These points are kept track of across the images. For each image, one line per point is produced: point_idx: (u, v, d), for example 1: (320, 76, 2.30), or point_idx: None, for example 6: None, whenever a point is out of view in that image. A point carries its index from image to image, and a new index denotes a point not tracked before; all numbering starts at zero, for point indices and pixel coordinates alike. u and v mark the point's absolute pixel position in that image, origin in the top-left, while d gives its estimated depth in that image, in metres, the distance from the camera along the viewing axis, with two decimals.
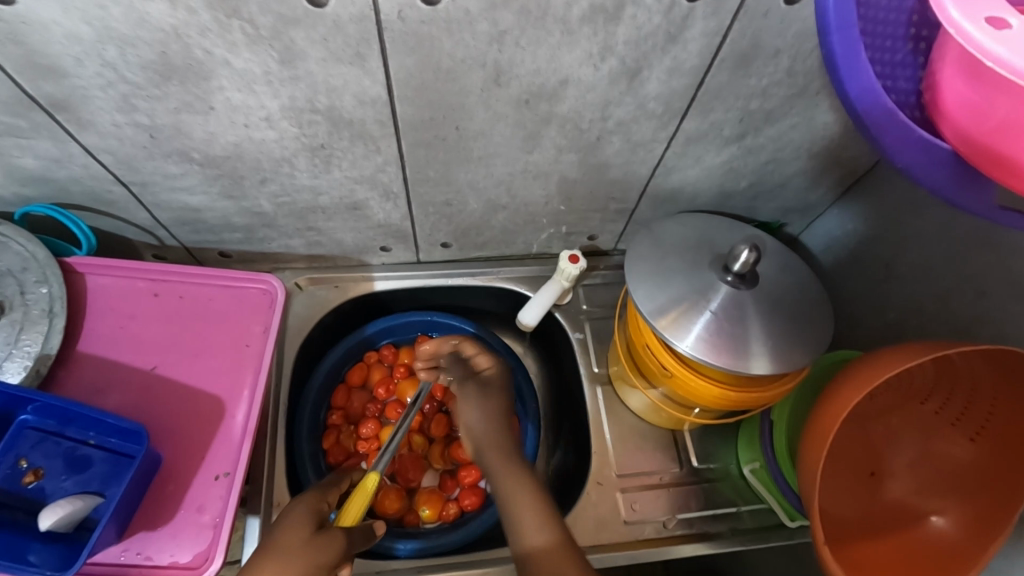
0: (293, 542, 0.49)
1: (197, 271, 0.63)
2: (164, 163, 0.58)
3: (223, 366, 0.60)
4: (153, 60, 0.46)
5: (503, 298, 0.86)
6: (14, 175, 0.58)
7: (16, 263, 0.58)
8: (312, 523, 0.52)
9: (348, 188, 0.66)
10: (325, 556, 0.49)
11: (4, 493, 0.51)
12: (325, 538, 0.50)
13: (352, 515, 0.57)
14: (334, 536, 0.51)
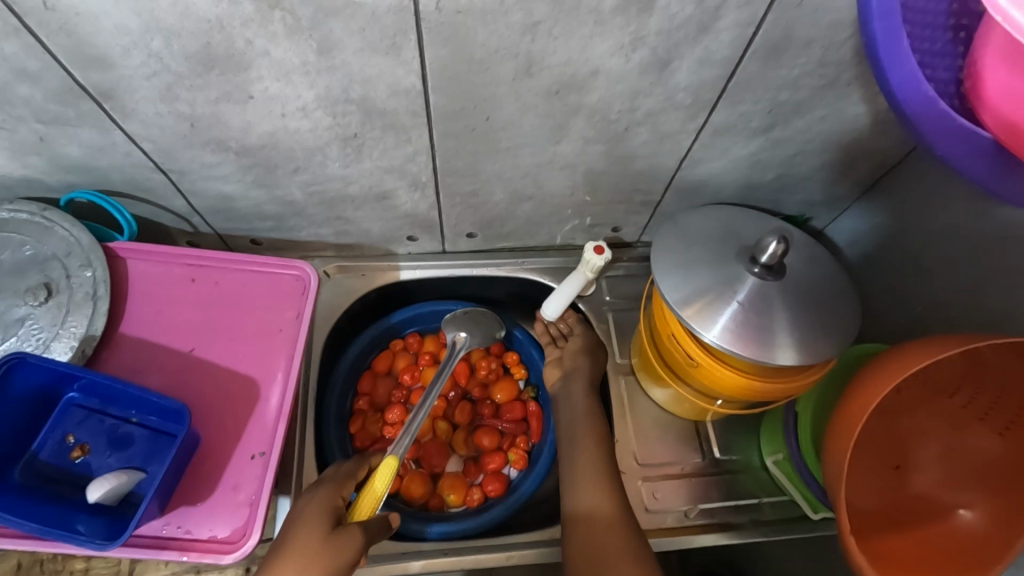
0: (311, 540, 0.51)
1: (231, 257, 0.65)
2: (202, 151, 0.60)
3: (257, 350, 0.62)
4: (196, 50, 0.48)
5: (526, 289, 0.87)
6: (59, 163, 0.60)
7: (61, 247, 0.60)
8: (330, 520, 0.53)
9: (378, 178, 0.67)
10: (343, 555, 0.51)
11: (53, 467, 0.54)
12: (341, 538, 0.52)
13: (366, 509, 0.58)
14: (351, 534, 0.53)
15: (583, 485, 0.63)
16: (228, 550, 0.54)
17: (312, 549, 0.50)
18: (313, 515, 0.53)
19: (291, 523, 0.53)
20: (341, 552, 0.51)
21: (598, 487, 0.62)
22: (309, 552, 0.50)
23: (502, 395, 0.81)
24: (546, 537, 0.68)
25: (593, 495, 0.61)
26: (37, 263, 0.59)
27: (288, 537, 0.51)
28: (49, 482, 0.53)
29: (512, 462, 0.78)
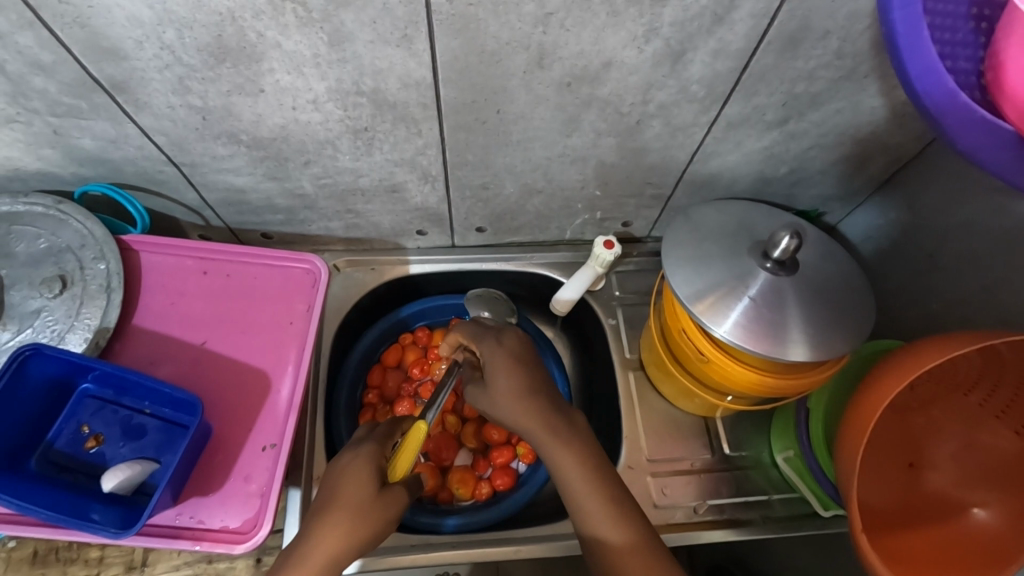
0: (362, 496, 0.51)
1: (242, 250, 0.65)
2: (214, 144, 0.60)
3: (267, 342, 0.62)
4: (209, 42, 0.48)
5: (535, 283, 0.87)
6: (73, 156, 0.61)
7: (75, 240, 0.60)
8: (377, 478, 0.53)
9: (388, 171, 0.67)
10: (392, 511, 0.53)
11: (68, 457, 0.55)
12: (388, 499, 0.53)
13: (404, 467, 0.57)
14: (397, 492, 0.54)
15: (590, 512, 0.51)
16: (240, 540, 0.54)
17: (367, 508, 0.51)
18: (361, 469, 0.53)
19: (336, 476, 0.53)
20: (391, 509, 0.52)
21: (613, 513, 0.51)
22: (362, 509, 0.51)
23: None
24: (554, 531, 0.68)
25: (606, 524, 0.50)
26: (52, 255, 0.60)
27: (337, 491, 0.52)
28: (65, 472, 0.54)
29: (520, 456, 0.78)
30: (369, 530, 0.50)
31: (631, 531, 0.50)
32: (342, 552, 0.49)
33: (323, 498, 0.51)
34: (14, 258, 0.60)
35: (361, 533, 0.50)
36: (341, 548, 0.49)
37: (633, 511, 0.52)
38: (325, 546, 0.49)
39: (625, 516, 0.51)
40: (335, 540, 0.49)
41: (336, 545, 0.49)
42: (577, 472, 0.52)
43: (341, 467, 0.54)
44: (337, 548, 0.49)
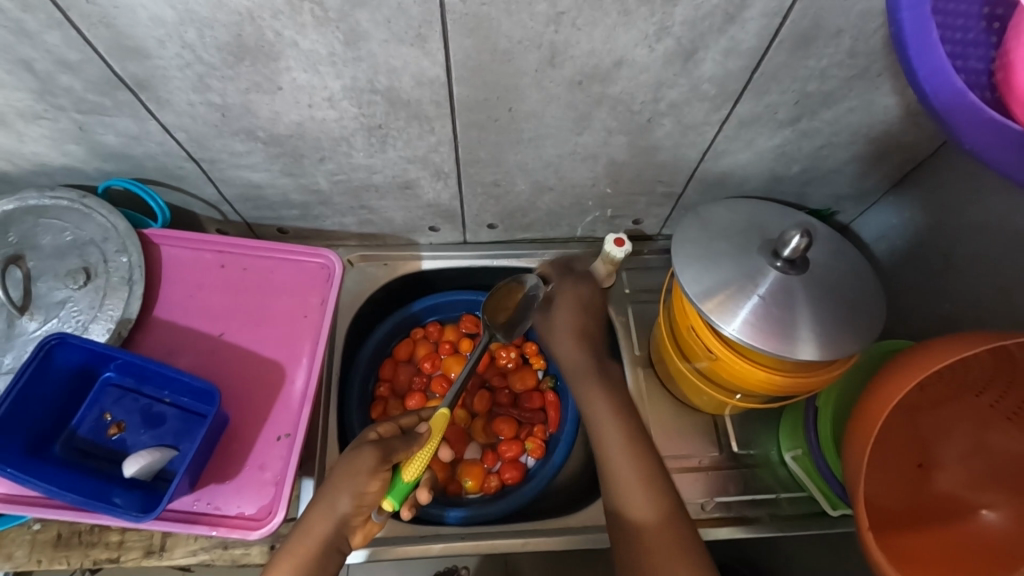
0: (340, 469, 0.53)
1: (259, 244, 0.67)
2: (232, 140, 0.61)
3: (283, 334, 0.63)
4: (228, 41, 0.49)
5: None
6: (97, 151, 0.63)
7: (99, 233, 0.62)
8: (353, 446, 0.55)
9: (401, 168, 0.68)
10: (368, 476, 0.53)
11: (92, 443, 0.56)
12: (356, 456, 0.53)
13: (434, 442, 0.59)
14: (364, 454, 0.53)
15: (626, 496, 0.54)
16: (255, 526, 0.56)
17: (343, 475, 0.52)
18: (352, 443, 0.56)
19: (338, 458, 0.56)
20: (363, 473, 0.52)
21: (646, 493, 0.53)
22: (336, 481, 0.52)
23: (521, 384, 0.82)
24: (561, 525, 0.69)
25: (635, 509, 0.53)
26: (76, 248, 0.62)
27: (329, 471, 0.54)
28: (88, 457, 0.56)
29: (529, 450, 0.79)
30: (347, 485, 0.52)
31: (658, 510, 0.52)
32: (327, 525, 0.52)
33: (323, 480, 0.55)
34: (41, 250, 0.62)
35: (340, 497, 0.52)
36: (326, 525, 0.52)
37: (668, 496, 0.53)
38: (310, 529, 0.52)
39: (658, 498, 0.53)
40: (322, 513, 0.52)
41: (319, 518, 0.52)
42: (618, 443, 0.57)
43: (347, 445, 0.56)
44: (325, 524, 0.52)
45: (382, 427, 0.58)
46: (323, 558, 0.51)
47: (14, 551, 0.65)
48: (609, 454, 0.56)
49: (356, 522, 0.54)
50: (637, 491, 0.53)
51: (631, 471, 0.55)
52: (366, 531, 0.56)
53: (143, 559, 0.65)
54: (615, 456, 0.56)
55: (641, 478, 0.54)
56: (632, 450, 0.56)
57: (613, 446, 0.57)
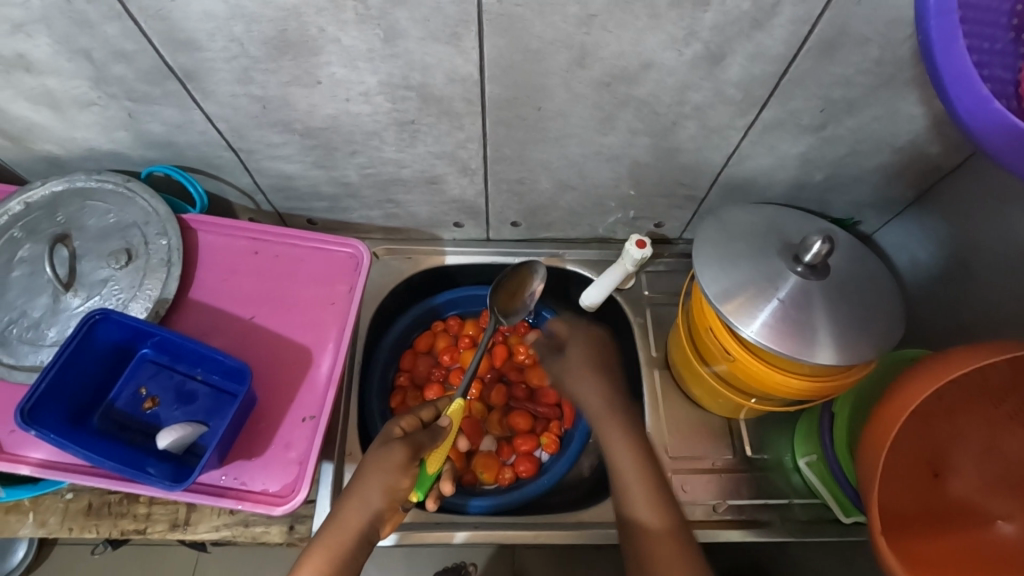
0: (371, 464, 0.54)
1: (290, 233, 0.69)
2: (270, 132, 0.64)
3: (311, 320, 0.65)
4: (273, 36, 0.51)
5: (564, 279, 0.89)
6: (142, 139, 0.66)
7: (140, 217, 0.65)
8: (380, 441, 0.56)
9: (429, 163, 0.70)
10: (401, 470, 0.54)
11: (128, 416, 0.59)
12: (384, 451, 0.54)
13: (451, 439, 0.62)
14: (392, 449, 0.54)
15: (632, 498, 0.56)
16: (279, 503, 0.58)
17: (377, 468, 0.54)
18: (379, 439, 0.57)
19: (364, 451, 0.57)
20: (396, 467, 0.54)
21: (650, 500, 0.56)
22: (370, 476, 0.54)
23: (537, 380, 0.84)
24: (573, 520, 0.70)
25: (646, 508, 0.55)
26: (120, 231, 0.65)
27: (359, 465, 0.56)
28: (124, 429, 0.58)
29: (543, 445, 0.80)
30: (376, 480, 0.53)
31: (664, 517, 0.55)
32: (359, 520, 0.53)
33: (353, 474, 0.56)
34: (86, 231, 0.65)
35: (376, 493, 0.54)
36: (360, 518, 0.53)
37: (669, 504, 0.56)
38: (342, 522, 0.53)
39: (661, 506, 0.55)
40: (358, 507, 0.54)
41: (352, 511, 0.54)
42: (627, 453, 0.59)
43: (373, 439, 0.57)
44: (356, 518, 0.53)
45: (405, 420, 0.59)
46: (353, 548, 0.53)
47: (48, 518, 0.68)
48: (619, 446, 0.59)
49: (387, 514, 0.55)
50: (643, 480, 0.57)
51: (636, 464, 0.58)
52: (395, 520, 0.58)
53: (168, 531, 0.68)
54: (626, 448, 0.59)
55: (643, 471, 0.58)
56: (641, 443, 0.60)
57: (615, 440, 0.60)
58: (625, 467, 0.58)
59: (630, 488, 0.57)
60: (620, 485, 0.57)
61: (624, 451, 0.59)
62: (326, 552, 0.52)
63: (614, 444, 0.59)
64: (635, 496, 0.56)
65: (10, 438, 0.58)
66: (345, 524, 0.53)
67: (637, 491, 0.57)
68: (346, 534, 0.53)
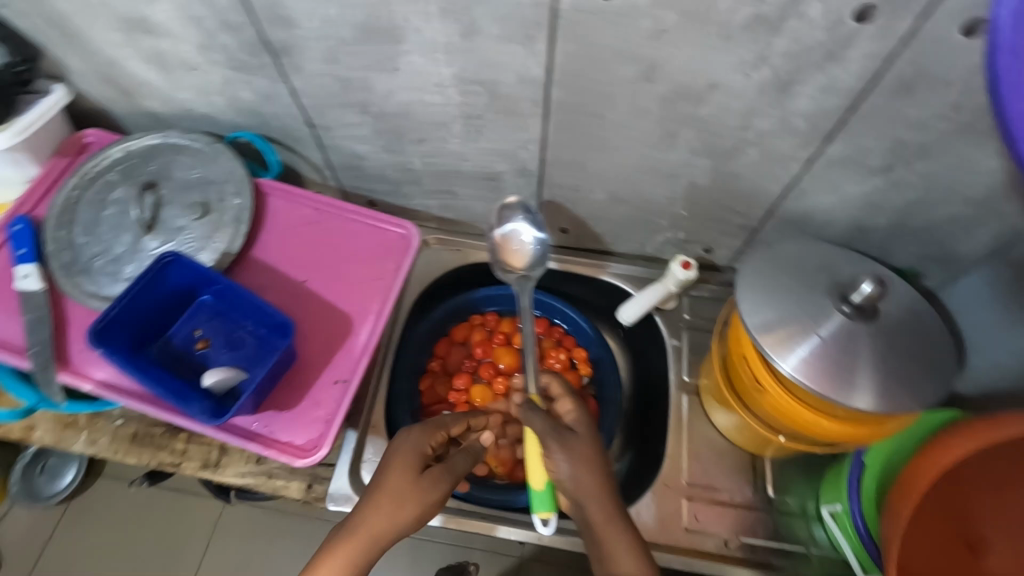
0: (402, 486, 0.58)
1: (350, 208, 0.73)
2: (347, 111, 0.69)
3: (356, 291, 0.69)
4: (362, 21, 0.56)
5: (605, 292, 0.89)
6: (235, 106, 0.72)
7: (222, 176, 0.72)
8: (415, 468, 0.59)
9: (489, 160, 0.72)
10: (436, 495, 0.58)
11: (181, 353, 0.64)
12: (424, 481, 0.58)
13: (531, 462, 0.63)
14: (434, 483, 0.59)
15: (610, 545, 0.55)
16: (301, 456, 0.61)
17: (410, 491, 0.58)
18: (410, 455, 0.60)
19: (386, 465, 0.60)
20: (433, 496, 0.58)
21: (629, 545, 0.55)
22: (401, 496, 0.57)
23: None
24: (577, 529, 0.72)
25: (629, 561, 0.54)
26: (202, 186, 0.71)
27: (382, 478, 0.58)
28: (176, 363, 0.63)
29: None
30: (406, 509, 0.57)
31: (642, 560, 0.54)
32: (384, 541, 0.57)
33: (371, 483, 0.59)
34: (174, 182, 0.71)
35: (406, 513, 0.57)
36: (384, 533, 0.57)
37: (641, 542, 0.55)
38: (362, 533, 0.56)
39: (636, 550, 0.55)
40: (385, 521, 0.57)
41: (377, 526, 0.56)
42: (410, 457, 0.59)
43: (397, 452, 0.60)
44: (376, 531, 0.56)
45: (436, 438, 0.62)
46: (369, 556, 0.57)
47: (99, 438, 0.74)
48: (569, 466, 0.57)
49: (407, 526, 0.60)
50: (602, 512, 0.56)
51: (601, 497, 0.56)
52: None
53: (199, 470, 0.73)
54: (579, 473, 0.57)
55: (594, 500, 0.56)
56: (587, 465, 0.57)
57: (586, 468, 0.57)
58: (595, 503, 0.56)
59: (604, 529, 0.55)
60: (592, 519, 0.56)
61: (568, 471, 0.57)
62: (347, 558, 0.56)
63: (568, 463, 0.57)
64: (609, 538, 0.55)
65: (79, 356, 0.64)
66: (369, 536, 0.56)
67: (602, 524, 0.55)
68: (367, 544, 0.56)
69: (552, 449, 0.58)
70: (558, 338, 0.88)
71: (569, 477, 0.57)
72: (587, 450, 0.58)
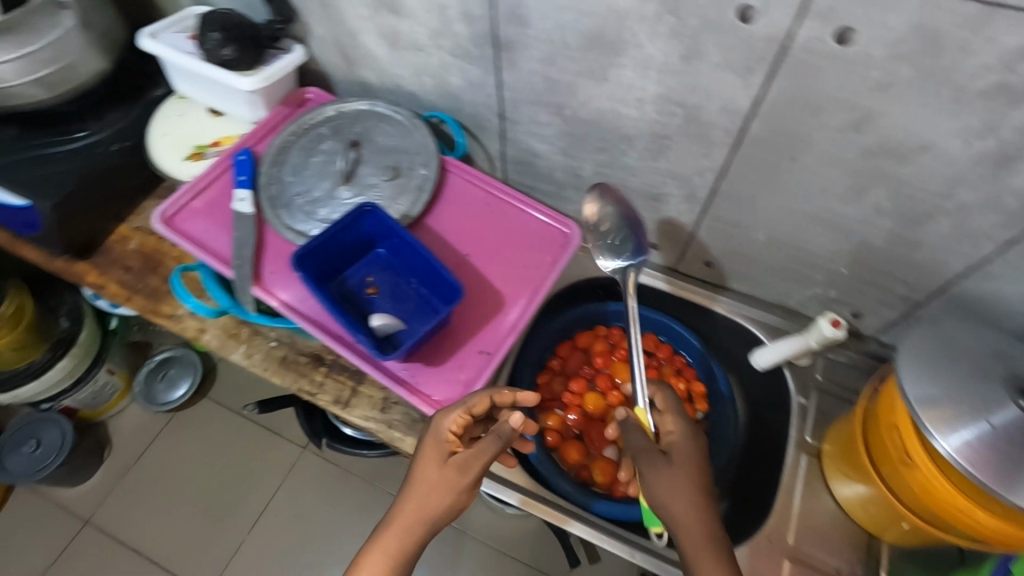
0: (434, 476, 0.60)
1: (519, 197, 0.77)
2: (542, 110, 0.74)
3: (512, 274, 0.73)
4: (591, 31, 0.60)
5: (731, 333, 0.89)
6: (441, 88, 0.79)
7: (415, 148, 0.79)
8: (442, 456, 0.60)
9: (660, 180, 0.75)
10: (460, 483, 0.59)
11: (353, 294, 0.71)
12: (450, 467, 0.59)
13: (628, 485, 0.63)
14: (461, 470, 0.59)
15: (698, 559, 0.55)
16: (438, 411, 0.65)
17: (441, 484, 0.59)
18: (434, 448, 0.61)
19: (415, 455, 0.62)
20: (461, 481, 0.59)
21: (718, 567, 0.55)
22: (432, 487, 0.59)
23: None
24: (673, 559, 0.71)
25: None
26: (397, 153, 0.79)
27: (416, 467, 0.61)
28: (348, 302, 0.70)
29: None
30: (439, 497, 0.59)
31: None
32: (426, 528, 0.60)
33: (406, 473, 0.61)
34: (374, 145, 0.80)
35: (438, 501, 0.59)
36: (426, 519, 0.59)
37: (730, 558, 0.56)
38: (400, 520, 0.60)
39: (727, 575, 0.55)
40: (428, 508, 0.59)
41: (421, 514, 0.59)
42: (434, 449, 0.61)
43: (426, 443, 0.62)
44: (414, 517, 0.59)
45: (456, 423, 0.62)
46: (412, 542, 0.60)
47: (254, 353, 0.84)
48: (657, 485, 0.58)
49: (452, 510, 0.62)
50: (692, 532, 0.56)
51: (696, 519, 0.56)
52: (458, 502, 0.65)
53: (330, 404, 0.81)
54: (676, 493, 0.57)
55: (687, 521, 0.56)
56: (684, 487, 0.57)
57: (681, 486, 0.57)
58: (688, 524, 0.56)
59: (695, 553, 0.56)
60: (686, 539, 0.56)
61: (665, 494, 0.57)
62: (398, 542, 0.60)
63: (656, 480, 0.58)
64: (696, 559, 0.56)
65: (269, 277, 0.72)
66: (412, 524, 0.60)
67: (693, 546, 0.56)
68: (410, 532, 0.60)
69: (644, 472, 0.59)
70: (679, 367, 0.88)
71: (661, 497, 0.57)
72: (688, 470, 0.58)
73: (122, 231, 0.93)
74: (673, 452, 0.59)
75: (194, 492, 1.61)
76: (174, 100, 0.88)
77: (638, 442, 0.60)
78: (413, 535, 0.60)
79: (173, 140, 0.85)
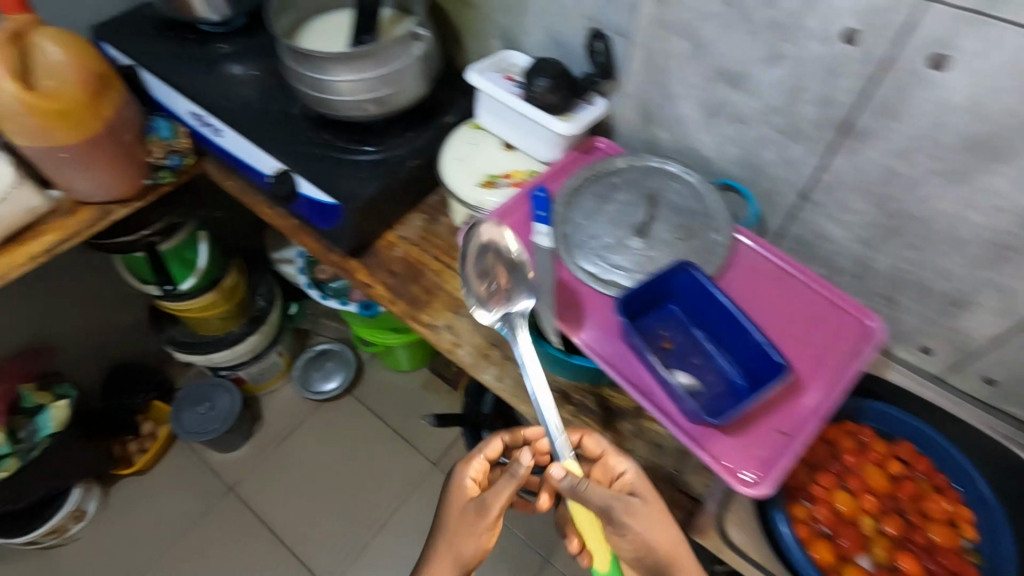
0: (457, 529, 0.73)
1: (816, 282, 0.76)
2: (861, 199, 0.73)
3: (810, 358, 0.71)
4: (978, 135, 0.60)
5: (1008, 468, 0.79)
6: (744, 159, 0.81)
7: (708, 211, 0.81)
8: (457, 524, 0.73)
9: (975, 289, 0.72)
10: (482, 524, 0.70)
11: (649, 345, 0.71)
12: (467, 532, 0.72)
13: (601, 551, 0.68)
14: (472, 536, 0.71)
15: None
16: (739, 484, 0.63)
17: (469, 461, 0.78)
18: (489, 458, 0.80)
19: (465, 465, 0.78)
20: (484, 524, 0.70)
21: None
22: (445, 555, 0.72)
23: (940, 537, 0.75)
24: None
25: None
26: (692, 215, 0.80)
27: (478, 521, 0.70)
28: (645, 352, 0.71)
29: None
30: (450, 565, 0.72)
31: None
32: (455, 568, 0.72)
33: (443, 522, 0.75)
34: (668, 203, 0.82)
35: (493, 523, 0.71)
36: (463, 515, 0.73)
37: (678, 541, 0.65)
38: (439, 564, 0.73)
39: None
40: (475, 540, 0.71)
41: (465, 531, 0.72)
42: (464, 522, 0.72)
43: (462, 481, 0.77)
44: None
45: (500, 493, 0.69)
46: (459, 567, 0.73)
47: (505, 377, 0.87)
48: (639, 535, 0.63)
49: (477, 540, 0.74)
50: (676, 559, 0.64)
51: (671, 542, 0.64)
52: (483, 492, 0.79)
53: None
54: (659, 537, 0.63)
55: (670, 554, 0.63)
56: (659, 534, 0.64)
57: (653, 514, 0.65)
58: (658, 547, 0.63)
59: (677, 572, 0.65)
60: (664, 563, 0.63)
61: (637, 533, 0.63)
62: (467, 550, 0.72)
63: (631, 530, 0.63)
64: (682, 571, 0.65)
65: (562, 311, 0.75)
66: (460, 527, 0.72)
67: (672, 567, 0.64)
68: (460, 535, 0.72)
69: (620, 530, 0.64)
70: (940, 485, 0.80)
71: (631, 532, 0.63)
72: (660, 534, 0.64)
73: (389, 238, 1.00)
74: (637, 508, 0.64)
75: (323, 481, 1.74)
76: (470, 128, 0.96)
77: (595, 496, 0.64)
78: (473, 539, 0.71)
79: (467, 165, 0.91)
